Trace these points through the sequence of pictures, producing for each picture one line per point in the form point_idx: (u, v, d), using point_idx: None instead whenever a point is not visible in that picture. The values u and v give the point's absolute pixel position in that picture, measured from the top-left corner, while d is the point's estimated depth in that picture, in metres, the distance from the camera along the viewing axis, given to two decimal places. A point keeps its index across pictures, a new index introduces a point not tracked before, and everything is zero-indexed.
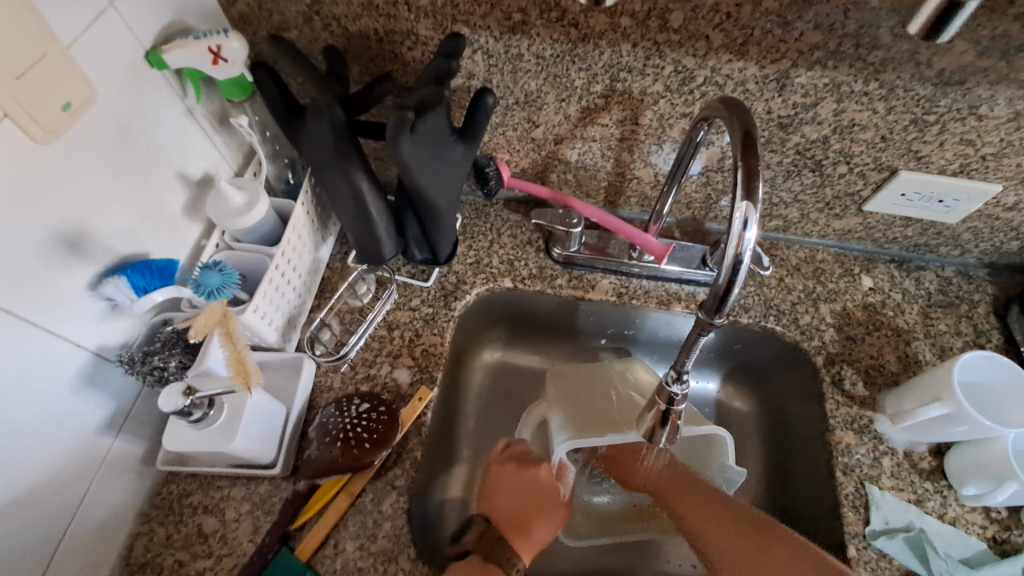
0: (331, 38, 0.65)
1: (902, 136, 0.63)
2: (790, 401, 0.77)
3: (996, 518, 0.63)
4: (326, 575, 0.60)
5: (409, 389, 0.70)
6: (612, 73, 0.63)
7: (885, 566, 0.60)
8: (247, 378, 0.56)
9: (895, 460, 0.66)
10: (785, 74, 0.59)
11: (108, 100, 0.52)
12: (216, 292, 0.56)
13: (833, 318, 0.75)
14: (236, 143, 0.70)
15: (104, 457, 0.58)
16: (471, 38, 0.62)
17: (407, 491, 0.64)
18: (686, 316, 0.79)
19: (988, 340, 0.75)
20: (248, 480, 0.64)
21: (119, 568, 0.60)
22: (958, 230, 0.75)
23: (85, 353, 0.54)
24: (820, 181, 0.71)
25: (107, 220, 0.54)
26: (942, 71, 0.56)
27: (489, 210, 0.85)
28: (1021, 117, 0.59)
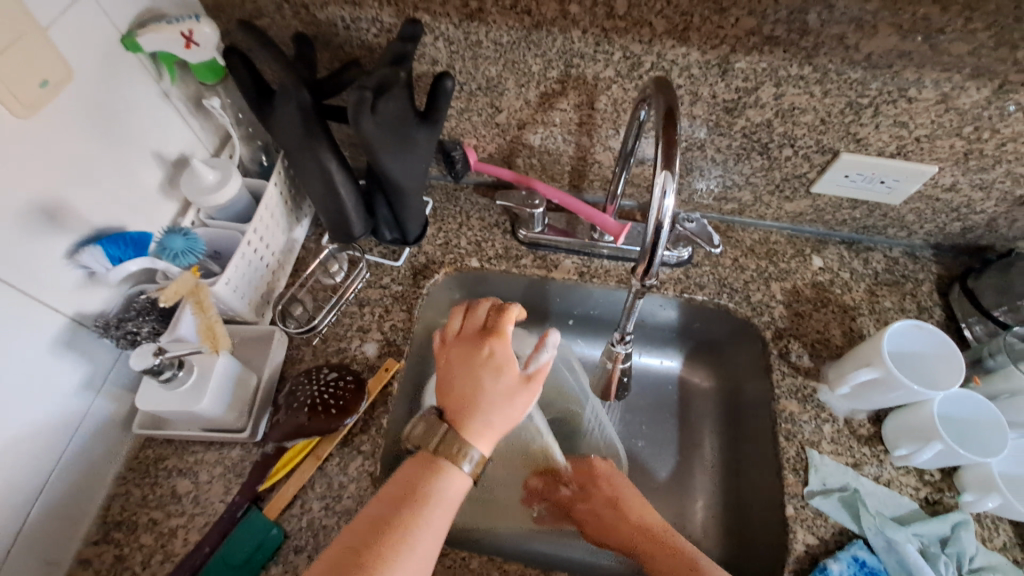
0: (301, 25, 0.68)
1: (840, 119, 0.67)
2: (743, 376, 0.81)
3: (928, 481, 0.67)
4: (292, 532, 0.63)
5: (377, 361, 0.74)
6: (566, 59, 0.66)
7: (820, 524, 0.64)
8: (215, 341, 0.60)
9: (836, 426, 0.70)
10: (725, 59, 0.62)
11: (85, 81, 0.55)
12: (181, 256, 0.61)
13: (783, 295, 0.79)
14: (211, 126, 0.73)
15: (83, 418, 0.61)
16: (432, 25, 0.65)
17: (372, 455, 0.68)
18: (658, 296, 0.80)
19: (930, 316, 0.78)
20: (221, 445, 0.68)
21: (97, 526, 0.63)
22: (902, 211, 0.79)
23: (63, 318, 0.57)
24: (768, 164, 0.75)
25: (84, 194, 0.57)
26: (870, 55, 0.59)
27: (458, 194, 0.89)
28: (949, 100, 0.62)
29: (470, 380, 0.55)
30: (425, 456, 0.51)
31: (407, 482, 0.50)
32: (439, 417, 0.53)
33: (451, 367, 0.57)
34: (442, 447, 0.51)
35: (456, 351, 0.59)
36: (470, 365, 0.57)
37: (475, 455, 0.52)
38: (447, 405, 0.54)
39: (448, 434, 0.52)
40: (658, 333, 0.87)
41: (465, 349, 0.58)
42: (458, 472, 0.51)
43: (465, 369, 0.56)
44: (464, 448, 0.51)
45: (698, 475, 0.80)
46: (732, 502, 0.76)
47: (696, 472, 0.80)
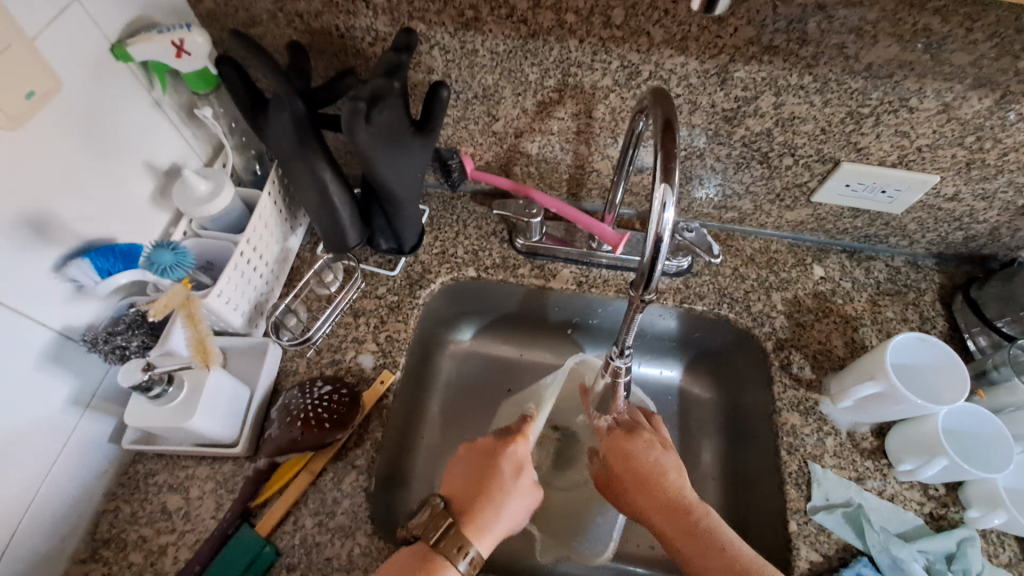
0: (295, 34, 0.67)
1: (840, 128, 0.66)
2: (744, 387, 0.79)
3: (932, 495, 0.66)
4: (285, 549, 0.62)
5: (372, 373, 0.73)
6: (563, 68, 0.66)
7: (823, 540, 0.62)
8: (207, 356, 0.59)
9: (838, 440, 0.69)
10: (724, 68, 0.62)
11: (73, 92, 0.54)
12: (169, 271, 0.58)
13: (784, 305, 0.78)
14: (204, 135, 0.72)
15: (71, 434, 0.60)
16: (427, 34, 0.65)
17: (366, 470, 0.66)
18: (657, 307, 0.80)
19: (933, 326, 0.77)
20: (212, 460, 0.66)
21: (86, 543, 0.62)
22: (904, 221, 0.78)
23: (50, 332, 0.56)
24: (769, 173, 0.74)
25: (73, 206, 0.56)
26: (871, 64, 0.59)
27: (456, 203, 0.88)
28: (950, 110, 0.62)
29: (474, 487, 0.61)
30: (424, 549, 0.55)
31: (407, 559, 0.54)
32: (444, 512, 0.58)
33: (460, 474, 0.63)
34: (443, 547, 0.55)
35: (471, 452, 0.65)
36: (476, 473, 0.62)
37: (473, 554, 0.55)
38: (453, 510, 0.59)
39: (452, 530, 0.56)
40: (658, 343, 0.86)
41: (476, 466, 0.63)
42: (454, 570, 0.54)
43: (472, 475, 0.62)
44: (463, 547, 0.55)
45: (699, 488, 0.79)
46: (734, 515, 0.75)
47: (697, 485, 0.79)
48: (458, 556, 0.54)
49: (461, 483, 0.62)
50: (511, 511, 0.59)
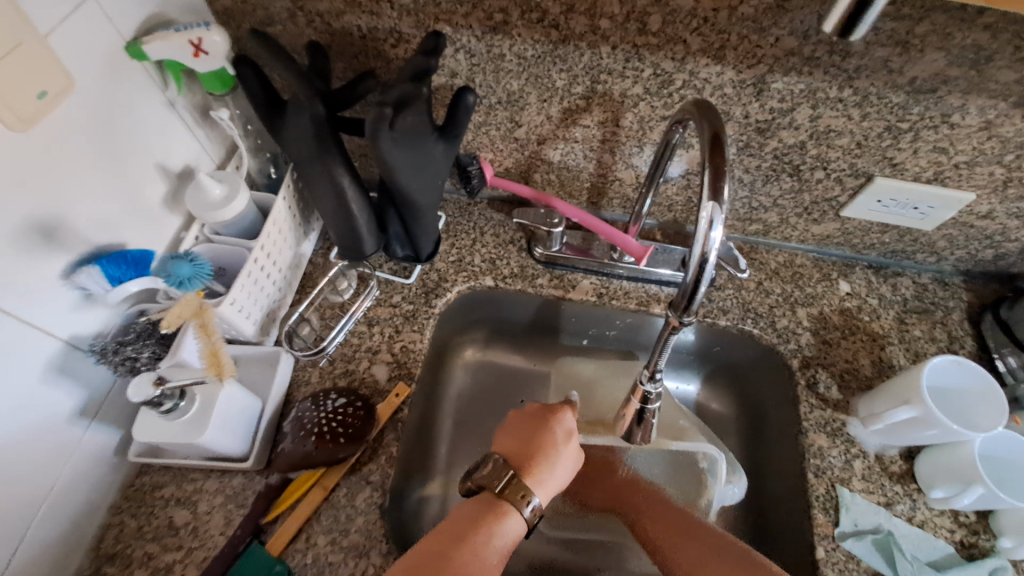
0: (315, 34, 0.65)
1: (877, 143, 0.64)
2: (766, 404, 0.77)
3: (963, 522, 0.64)
4: (296, 568, 0.60)
5: (387, 384, 0.71)
6: (592, 75, 0.63)
7: (852, 568, 0.61)
8: (220, 369, 0.56)
9: (866, 463, 0.67)
10: (761, 78, 0.59)
11: (86, 91, 0.52)
12: (187, 282, 0.56)
13: (809, 321, 0.76)
14: (218, 137, 0.70)
15: (77, 446, 0.58)
16: (453, 37, 0.62)
17: (381, 486, 0.64)
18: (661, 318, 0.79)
19: (961, 346, 0.75)
20: (222, 473, 0.64)
21: (89, 558, 0.60)
22: (934, 237, 0.76)
23: (57, 342, 0.54)
24: (798, 186, 0.72)
25: (84, 209, 0.54)
26: (914, 79, 0.57)
27: (472, 209, 0.86)
28: (992, 127, 0.60)
29: (530, 450, 0.57)
30: (488, 497, 0.54)
31: (471, 509, 0.53)
32: (507, 464, 0.55)
33: (513, 433, 0.59)
34: (508, 494, 0.53)
35: (531, 415, 0.60)
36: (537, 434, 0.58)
37: (535, 502, 0.54)
38: (513, 463, 0.56)
39: (515, 479, 0.54)
40: (677, 357, 0.84)
41: (527, 427, 0.59)
42: (516, 516, 0.53)
43: (529, 437, 0.58)
44: (526, 496, 0.53)
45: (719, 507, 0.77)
46: (755, 537, 0.73)
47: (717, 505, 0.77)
48: (517, 499, 0.53)
49: (519, 443, 0.58)
50: (563, 471, 0.57)
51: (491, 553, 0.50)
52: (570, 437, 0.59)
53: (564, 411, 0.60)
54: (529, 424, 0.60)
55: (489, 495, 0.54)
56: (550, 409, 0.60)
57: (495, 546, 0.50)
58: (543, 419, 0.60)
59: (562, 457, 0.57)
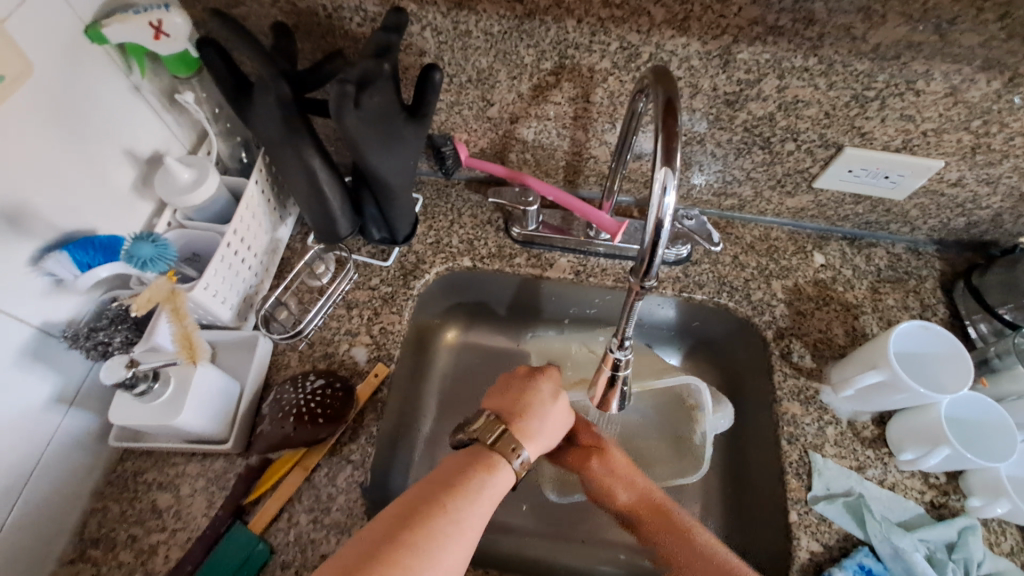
0: (280, 14, 0.65)
1: (845, 112, 0.64)
2: (743, 376, 0.79)
3: (934, 484, 0.65)
4: (279, 547, 0.60)
5: (366, 366, 0.71)
6: (560, 50, 0.63)
7: (824, 530, 0.62)
8: (193, 352, 0.57)
9: (839, 429, 0.68)
10: (727, 50, 0.59)
11: (44, 75, 0.52)
12: (149, 264, 0.55)
13: (784, 293, 0.77)
14: (188, 122, 0.69)
15: (55, 432, 0.58)
16: (419, 13, 0.62)
17: (361, 465, 0.65)
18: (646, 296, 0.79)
19: (934, 314, 0.76)
20: (203, 457, 0.65)
21: (74, 543, 0.60)
22: (906, 207, 0.76)
23: (29, 329, 0.54)
24: (770, 158, 0.72)
25: (48, 195, 0.53)
26: (877, 45, 0.57)
27: (450, 191, 0.86)
28: (957, 92, 0.60)
29: (519, 407, 0.58)
30: (479, 451, 0.54)
31: (466, 456, 0.54)
32: (498, 419, 0.56)
33: (502, 394, 0.60)
34: (500, 447, 0.54)
35: (515, 379, 0.61)
36: (521, 396, 0.59)
37: (525, 455, 0.55)
38: (503, 419, 0.57)
39: (506, 433, 0.55)
40: (657, 332, 0.85)
41: (512, 386, 0.61)
42: (507, 468, 0.53)
43: (515, 395, 0.59)
44: (517, 448, 0.54)
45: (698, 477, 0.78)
46: (733, 506, 0.74)
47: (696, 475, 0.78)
48: (509, 453, 0.54)
49: (507, 401, 0.59)
50: (553, 425, 0.59)
51: (488, 496, 0.51)
52: (557, 395, 0.60)
53: (549, 370, 0.62)
54: (516, 385, 0.61)
55: (481, 447, 0.55)
56: (532, 370, 0.62)
57: (493, 490, 0.52)
58: (529, 379, 0.61)
59: (550, 411, 0.59)
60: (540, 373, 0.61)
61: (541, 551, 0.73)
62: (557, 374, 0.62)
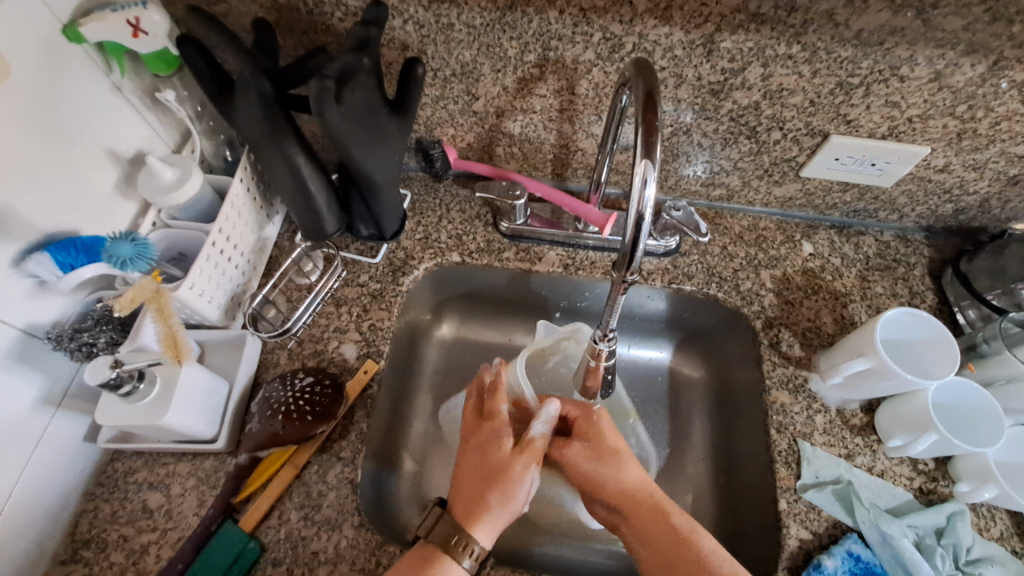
0: (261, 10, 0.64)
1: (830, 100, 0.64)
2: (733, 366, 0.79)
3: (923, 470, 0.66)
4: (270, 544, 0.61)
5: (355, 362, 0.71)
6: (543, 41, 0.63)
7: (813, 518, 0.62)
8: (178, 352, 0.57)
9: (828, 417, 0.68)
10: (710, 38, 0.59)
11: (21, 76, 0.51)
12: (130, 263, 0.55)
13: (773, 283, 0.77)
14: (171, 121, 0.69)
15: (43, 434, 0.58)
16: (400, 7, 0.61)
17: (352, 462, 0.65)
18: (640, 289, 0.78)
19: (922, 301, 0.76)
20: (194, 456, 0.65)
21: (65, 544, 0.61)
22: (894, 194, 0.76)
23: (13, 331, 0.54)
24: (757, 148, 0.72)
25: (28, 197, 0.53)
26: (860, 31, 0.57)
27: (438, 187, 0.85)
28: (942, 78, 0.60)
29: (472, 483, 0.59)
30: (423, 548, 0.55)
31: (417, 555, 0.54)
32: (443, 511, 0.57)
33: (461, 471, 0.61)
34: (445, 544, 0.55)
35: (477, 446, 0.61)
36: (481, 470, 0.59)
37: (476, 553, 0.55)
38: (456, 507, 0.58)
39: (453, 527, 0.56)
40: (647, 324, 0.85)
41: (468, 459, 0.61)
42: (456, 564, 0.54)
43: (468, 475, 0.60)
44: (467, 546, 0.54)
45: (690, 468, 0.79)
46: (724, 496, 0.74)
47: (687, 466, 0.79)
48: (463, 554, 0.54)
49: (461, 481, 0.60)
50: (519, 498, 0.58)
51: None
52: (507, 465, 0.59)
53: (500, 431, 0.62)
54: (474, 460, 0.60)
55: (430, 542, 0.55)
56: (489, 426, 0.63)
57: None
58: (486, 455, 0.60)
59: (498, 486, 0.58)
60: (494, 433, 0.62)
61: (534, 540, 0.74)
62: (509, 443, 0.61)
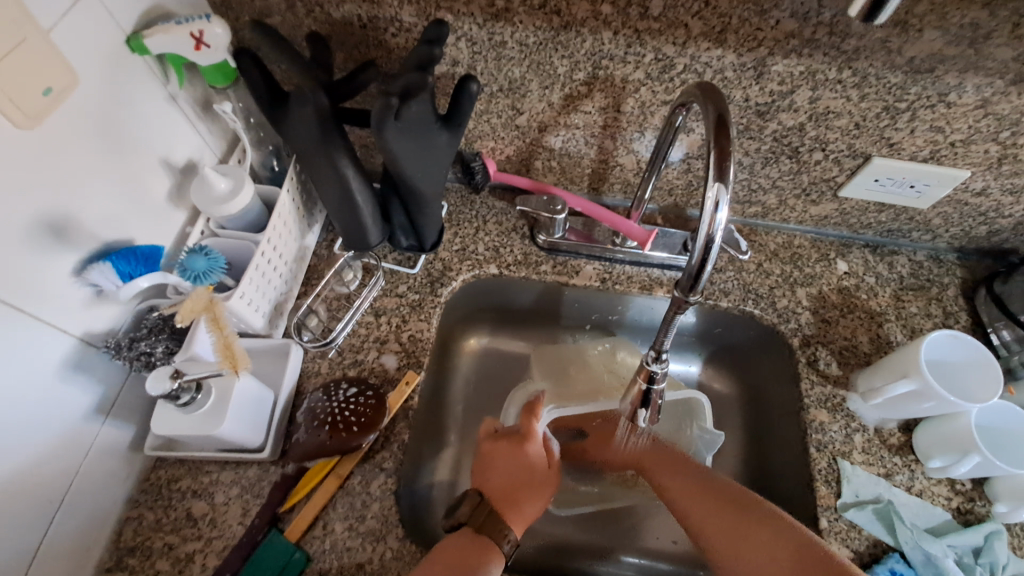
0: (315, 24, 0.65)
1: (874, 123, 0.65)
2: (767, 382, 0.79)
3: (960, 490, 0.66)
4: (314, 555, 0.61)
5: (396, 373, 0.71)
6: (594, 60, 0.64)
7: (853, 537, 0.63)
8: (235, 362, 0.57)
9: (866, 436, 0.69)
10: (762, 62, 0.60)
11: (89, 87, 0.52)
12: (202, 277, 0.57)
13: (809, 301, 0.78)
14: (220, 130, 0.69)
15: (93, 442, 0.58)
16: (455, 24, 0.62)
17: (395, 473, 0.65)
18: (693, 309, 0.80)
19: (956, 321, 0.77)
20: (237, 464, 0.65)
21: (109, 551, 0.60)
22: (929, 215, 0.77)
23: (72, 339, 0.54)
24: (797, 168, 0.73)
25: (92, 208, 0.54)
26: (912, 58, 0.57)
27: (474, 198, 0.86)
28: (988, 105, 0.61)
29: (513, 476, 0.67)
30: (469, 532, 0.60)
31: (467, 538, 0.59)
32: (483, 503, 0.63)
33: (494, 467, 0.67)
34: (489, 530, 0.60)
35: (494, 451, 0.68)
36: (509, 462, 0.68)
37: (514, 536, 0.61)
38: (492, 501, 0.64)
39: (494, 517, 0.61)
40: (679, 339, 0.86)
41: (506, 457, 0.68)
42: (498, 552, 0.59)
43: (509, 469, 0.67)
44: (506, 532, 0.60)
45: None
46: None
47: None
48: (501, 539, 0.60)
49: (500, 473, 0.66)
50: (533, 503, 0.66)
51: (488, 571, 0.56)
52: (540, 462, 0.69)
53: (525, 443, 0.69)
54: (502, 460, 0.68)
55: (470, 530, 0.60)
56: (522, 434, 0.70)
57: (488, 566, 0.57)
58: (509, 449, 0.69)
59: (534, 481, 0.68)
60: (528, 438, 0.69)
61: (567, 552, 0.75)
62: (536, 447, 0.69)
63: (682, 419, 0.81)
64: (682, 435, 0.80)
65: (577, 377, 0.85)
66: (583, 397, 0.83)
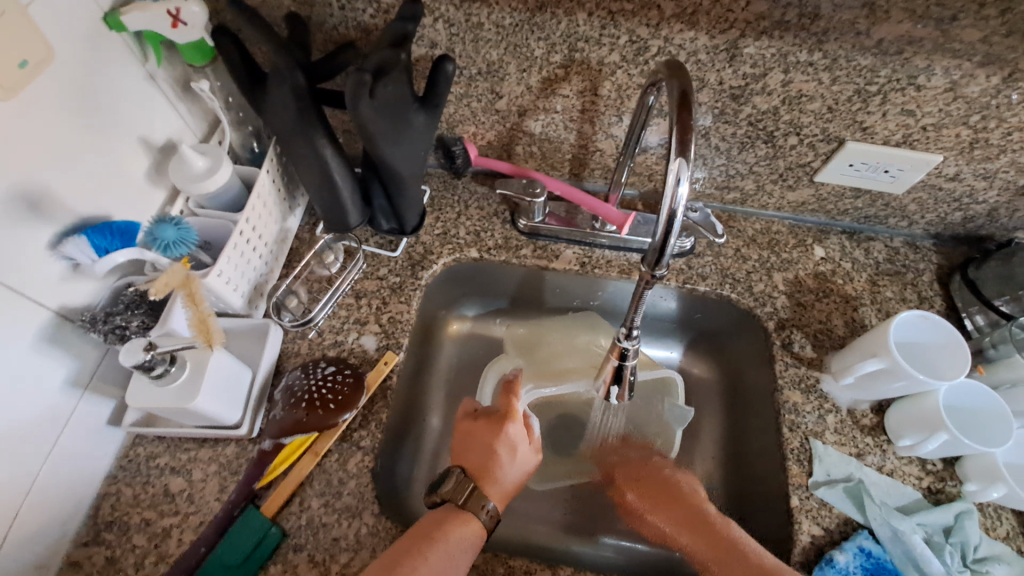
0: (294, 5, 0.65)
1: (847, 107, 0.66)
2: (744, 366, 0.80)
3: (931, 470, 0.67)
4: (291, 531, 0.61)
5: (375, 354, 0.72)
6: (570, 43, 0.64)
7: (824, 514, 0.64)
8: (209, 336, 0.58)
9: (839, 417, 0.70)
10: (734, 44, 0.61)
11: (65, 62, 0.52)
12: (172, 247, 0.58)
13: (785, 285, 0.78)
14: (200, 111, 0.70)
15: (70, 416, 0.59)
16: (431, 6, 0.63)
17: (372, 451, 0.66)
18: (665, 290, 0.80)
19: (930, 306, 0.78)
20: (215, 442, 0.66)
21: (87, 526, 0.61)
22: (905, 201, 0.78)
23: (47, 312, 0.54)
24: (773, 152, 0.74)
25: (68, 182, 0.54)
26: (881, 40, 0.58)
27: (456, 184, 0.86)
28: (956, 88, 0.62)
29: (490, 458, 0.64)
30: (453, 509, 0.61)
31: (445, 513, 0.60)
32: (468, 478, 0.63)
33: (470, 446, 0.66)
34: (469, 505, 0.61)
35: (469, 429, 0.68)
36: (486, 440, 0.66)
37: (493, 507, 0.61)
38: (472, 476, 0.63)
39: (476, 491, 0.61)
40: (659, 325, 0.87)
41: (483, 435, 0.66)
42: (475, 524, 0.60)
43: (487, 449, 0.65)
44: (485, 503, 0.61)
45: (699, 465, 0.80)
46: (735, 493, 0.76)
47: (696, 464, 0.80)
48: (478, 508, 0.61)
49: (479, 451, 0.65)
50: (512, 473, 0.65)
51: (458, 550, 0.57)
52: (521, 441, 0.67)
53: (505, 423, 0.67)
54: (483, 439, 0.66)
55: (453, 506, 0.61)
56: (503, 413, 0.68)
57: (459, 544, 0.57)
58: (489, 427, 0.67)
59: (514, 462, 0.65)
60: (508, 418, 0.67)
61: (546, 533, 0.76)
62: (514, 429, 0.66)
63: (653, 394, 0.81)
64: (652, 411, 0.81)
65: (550, 357, 0.83)
66: (559, 376, 0.81)
